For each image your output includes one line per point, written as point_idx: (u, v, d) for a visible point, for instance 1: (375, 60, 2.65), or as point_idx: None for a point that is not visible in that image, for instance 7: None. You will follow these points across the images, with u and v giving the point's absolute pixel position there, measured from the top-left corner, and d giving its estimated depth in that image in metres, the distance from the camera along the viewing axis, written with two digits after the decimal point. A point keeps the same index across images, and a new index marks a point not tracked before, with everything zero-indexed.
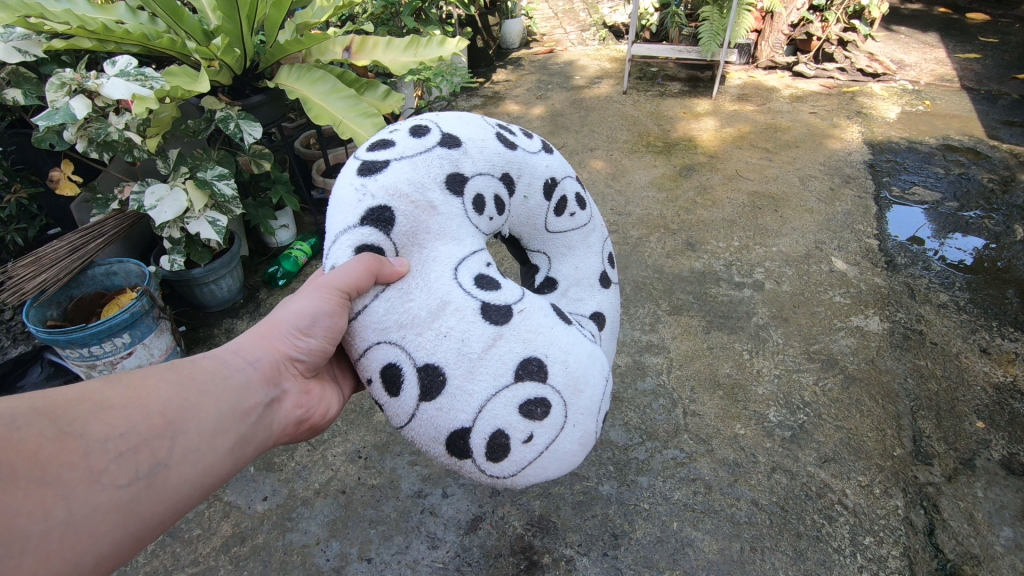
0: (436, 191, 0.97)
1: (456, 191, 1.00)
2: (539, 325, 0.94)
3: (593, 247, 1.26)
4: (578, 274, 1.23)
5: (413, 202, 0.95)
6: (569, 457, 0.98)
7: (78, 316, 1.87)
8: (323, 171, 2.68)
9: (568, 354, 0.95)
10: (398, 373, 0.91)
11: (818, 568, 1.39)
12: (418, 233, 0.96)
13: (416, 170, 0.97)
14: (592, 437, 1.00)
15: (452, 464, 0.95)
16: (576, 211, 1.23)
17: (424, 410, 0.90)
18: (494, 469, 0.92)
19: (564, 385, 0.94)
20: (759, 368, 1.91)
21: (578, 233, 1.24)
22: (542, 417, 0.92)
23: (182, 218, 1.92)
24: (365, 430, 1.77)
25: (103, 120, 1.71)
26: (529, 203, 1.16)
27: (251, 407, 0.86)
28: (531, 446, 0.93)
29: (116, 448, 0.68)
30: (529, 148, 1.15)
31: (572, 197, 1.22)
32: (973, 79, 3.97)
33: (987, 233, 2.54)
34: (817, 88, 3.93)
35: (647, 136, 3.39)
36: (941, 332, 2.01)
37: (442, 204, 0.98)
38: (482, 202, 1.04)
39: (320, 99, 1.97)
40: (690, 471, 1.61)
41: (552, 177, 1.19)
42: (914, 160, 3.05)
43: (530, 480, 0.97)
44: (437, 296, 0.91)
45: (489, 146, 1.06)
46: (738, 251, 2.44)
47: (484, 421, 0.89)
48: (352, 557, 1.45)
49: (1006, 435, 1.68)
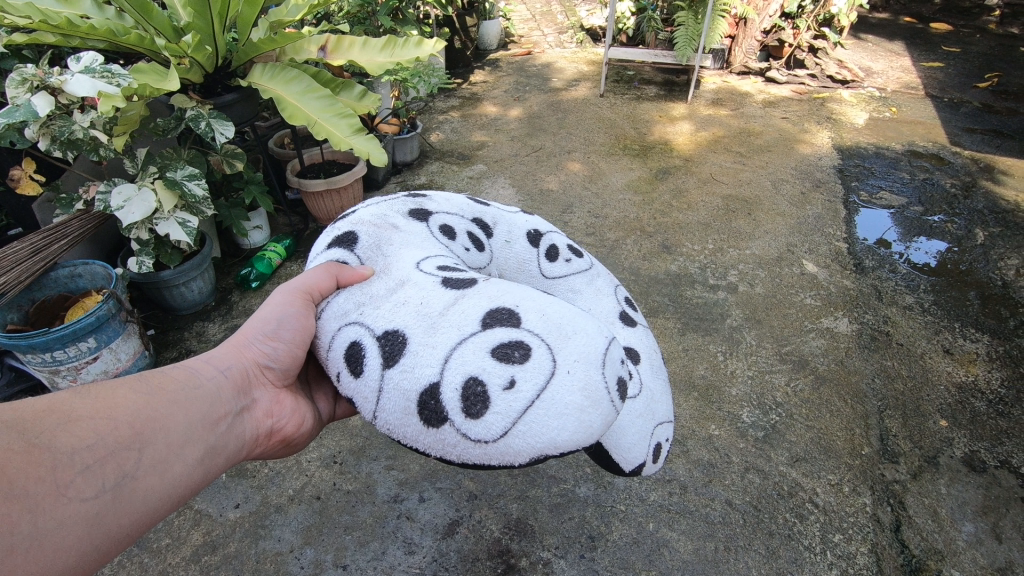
0: (399, 218, 1.09)
1: (420, 219, 1.10)
2: (507, 288, 0.91)
3: (603, 289, 1.25)
4: (595, 315, 1.21)
5: (374, 224, 1.06)
6: (575, 415, 0.80)
7: (41, 320, 1.81)
8: (297, 171, 2.61)
9: (544, 306, 0.89)
10: (360, 348, 0.89)
11: (790, 567, 1.41)
12: (380, 245, 1.02)
13: (380, 208, 1.11)
14: (603, 392, 0.83)
15: (434, 445, 0.84)
16: (571, 258, 1.26)
17: (390, 377, 0.85)
18: (476, 429, 0.80)
19: (545, 329, 0.85)
20: (732, 368, 1.94)
21: (581, 277, 1.24)
22: (523, 361, 0.82)
23: (151, 219, 1.87)
24: (340, 434, 1.75)
25: (67, 117, 1.65)
26: (514, 247, 1.22)
27: (220, 415, 0.85)
28: (516, 394, 0.80)
29: (83, 460, 0.66)
30: (504, 209, 1.28)
31: (567, 248, 1.28)
32: (936, 87, 4.09)
33: (950, 237, 2.62)
34: (788, 93, 4.01)
35: (623, 138, 3.42)
36: (906, 333, 2.07)
37: (404, 225, 1.07)
38: (451, 230, 1.12)
39: (294, 99, 1.94)
40: (666, 472, 1.63)
41: (535, 230, 1.26)
42: (881, 165, 3.14)
43: (530, 446, 0.80)
44: (396, 281, 0.95)
45: (455, 199, 1.21)
46: (712, 254, 2.47)
47: (452, 370, 0.82)
48: (326, 564, 1.43)
49: (968, 433, 1.74)
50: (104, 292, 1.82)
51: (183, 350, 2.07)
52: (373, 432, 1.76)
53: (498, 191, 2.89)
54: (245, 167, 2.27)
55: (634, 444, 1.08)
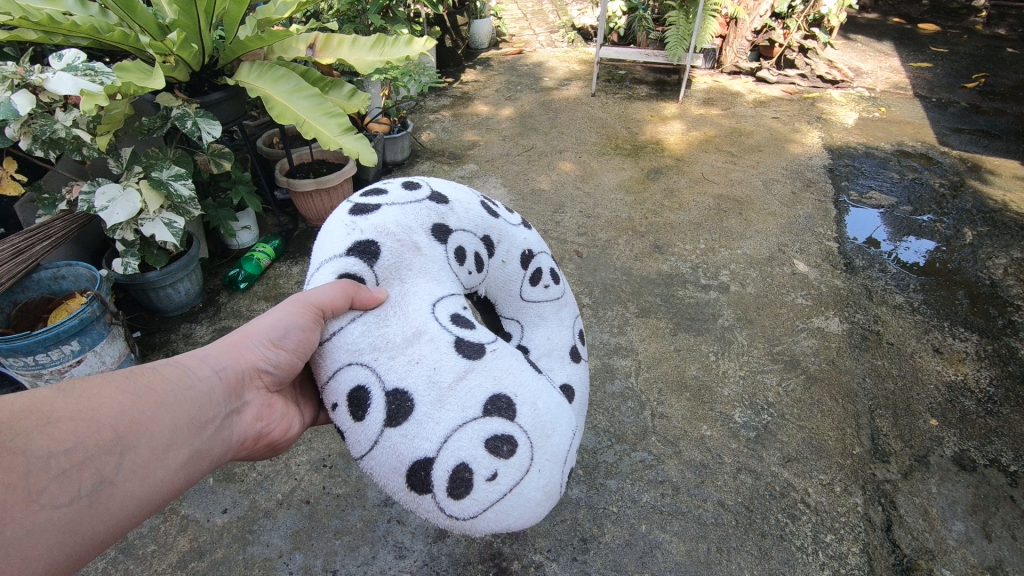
0: (422, 235, 1.01)
1: (441, 240, 1.04)
2: (511, 367, 0.92)
3: (565, 320, 1.28)
4: (550, 344, 1.23)
5: (399, 240, 0.99)
6: (531, 507, 0.91)
7: (23, 323, 1.77)
8: (286, 171, 2.59)
9: (537, 397, 0.92)
10: (365, 396, 0.87)
11: (782, 567, 1.41)
12: (401, 268, 0.97)
13: (405, 215, 1.02)
14: (556, 488, 0.94)
15: (409, 502, 0.87)
16: (550, 284, 1.26)
17: (388, 436, 0.85)
18: (454, 508, 0.85)
19: (532, 426, 0.90)
20: (725, 369, 1.94)
21: (552, 305, 1.26)
22: (508, 456, 0.87)
23: (136, 219, 1.84)
24: (330, 438, 1.73)
25: (49, 116, 1.62)
26: (506, 268, 1.19)
27: (209, 418, 0.83)
28: (494, 486, 0.86)
29: (58, 465, 0.64)
30: (510, 221, 1.21)
31: (546, 275, 1.26)
32: (925, 87, 4.12)
33: (939, 236, 2.63)
34: (780, 93, 4.02)
35: (614, 138, 3.42)
36: (896, 333, 2.08)
37: (427, 248, 1.01)
38: (463, 255, 1.07)
39: (282, 98, 1.91)
40: (658, 473, 1.62)
41: (529, 249, 1.23)
42: (871, 165, 3.15)
43: (489, 527, 0.89)
44: (410, 325, 0.91)
45: (474, 208, 1.12)
46: (704, 254, 2.47)
47: (448, 452, 0.84)
48: (316, 569, 1.41)
49: (958, 432, 1.74)
50: (88, 294, 1.79)
51: (170, 352, 2.04)
52: None
53: (489, 191, 2.88)
54: (232, 167, 2.24)
55: None
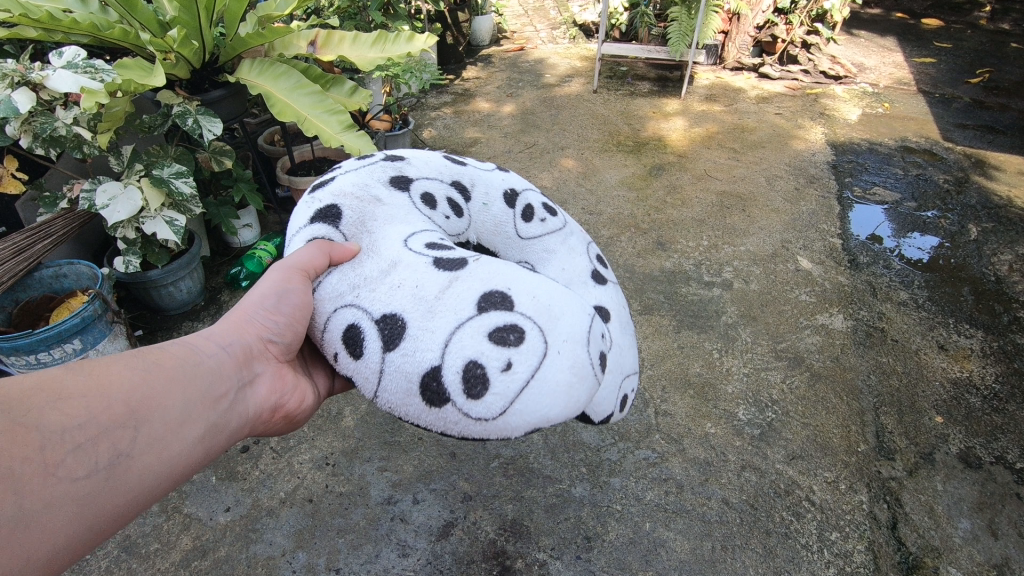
0: (381, 188, 1.07)
1: (401, 189, 1.09)
2: (497, 268, 0.92)
3: (576, 248, 1.23)
4: (568, 273, 1.17)
5: (358, 197, 1.04)
6: (565, 393, 0.86)
7: (24, 322, 1.77)
8: (287, 169, 2.58)
9: (534, 288, 0.91)
10: (358, 331, 0.91)
11: (787, 565, 1.40)
12: (365, 220, 1.01)
13: (360, 176, 1.08)
14: (588, 370, 0.88)
15: (435, 422, 0.88)
16: (546, 217, 1.23)
17: (390, 360, 0.88)
18: (477, 409, 0.84)
19: (537, 311, 0.88)
20: (728, 366, 1.93)
21: (555, 236, 1.22)
22: (517, 342, 0.85)
23: (137, 218, 1.83)
24: (333, 436, 1.73)
25: (49, 114, 1.61)
26: (490, 208, 1.19)
27: (222, 393, 0.83)
28: (512, 375, 0.84)
29: (73, 439, 0.63)
30: (481, 167, 1.24)
31: (540, 210, 1.24)
32: (928, 83, 4.10)
33: (943, 233, 2.62)
34: (782, 89, 4.00)
35: (617, 135, 3.40)
36: (901, 329, 2.07)
37: (387, 198, 1.06)
38: (431, 199, 1.11)
39: (283, 95, 1.90)
40: (662, 472, 1.61)
41: (509, 187, 1.24)
42: (875, 161, 3.14)
43: (524, 423, 0.85)
44: (386, 260, 0.95)
45: (433, 161, 1.17)
46: (707, 251, 2.46)
47: (453, 353, 0.85)
48: (319, 568, 1.41)
49: (963, 429, 1.73)
50: (90, 292, 1.78)
51: None
52: (366, 434, 1.74)
53: None
54: (233, 165, 2.23)
55: (603, 398, 1.01)
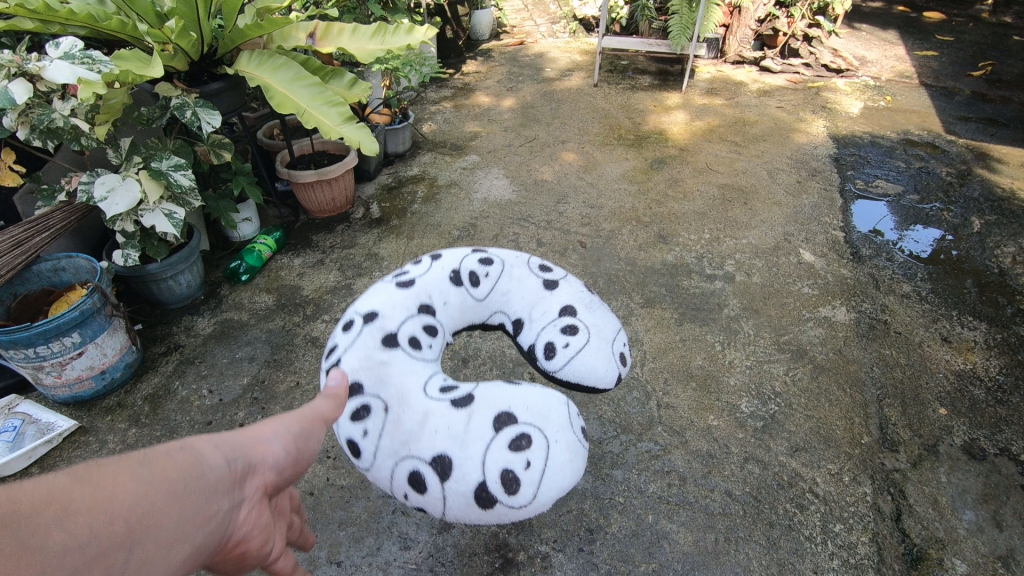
0: (381, 352, 1.18)
1: (394, 344, 1.20)
2: (495, 392, 1.12)
3: (520, 271, 1.44)
4: (528, 298, 1.42)
5: (369, 367, 1.15)
6: (568, 465, 1.07)
7: (23, 316, 1.76)
8: (287, 163, 2.57)
9: (523, 399, 1.12)
10: (416, 476, 1.05)
11: (790, 557, 1.39)
12: (383, 379, 1.14)
13: (359, 348, 1.19)
14: (578, 443, 1.11)
15: (494, 518, 1.05)
16: (487, 269, 1.41)
17: (449, 489, 1.03)
18: (520, 502, 1.02)
19: (532, 416, 1.09)
20: (730, 358, 1.92)
21: (502, 279, 1.43)
22: (529, 444, 1.05)
23: (136, 211, 1.82)
24: (333, 429, 1.72)
25: (46, 105, 1.60)
26: (450, 302, 1.36)
27: (210, 516, 0.65)
28: (532, 470, 1.03)
29: (71, 564, 0.51)
30: (423, 271, 1.37)
31: (479, 267, 1.41)
32: (931, 76, 4.08)
33: (946, 225, 2.61)
34: (784, 83, 3.99)
35: (618, 128, 3.39)
36: (904, 321, 2.06)
37: (391, 358, 1.18)
38: (416, 339, 1.24)
39: (283, 87, 1.89)
40: (664, 464, 1.61)
41: (451, 270, 1.38)
42: (877, 154, 3.12)
43: (551, 498, 1.06)
44: (417, 409, 1.10)
45: (394, 300, 1.29)
46: (709, 244, 2.45)
47: (490, 467, 1.03)
48: (320, 561, 1.40)
49: (967, 421, 1.73)
50: (89, 286, 1.77)
51: (171, 344, 2.02)
52: None
53: (491, 182, 2.86)
54: (232, 158, 2.22)
55: (603, 367, 1.33)
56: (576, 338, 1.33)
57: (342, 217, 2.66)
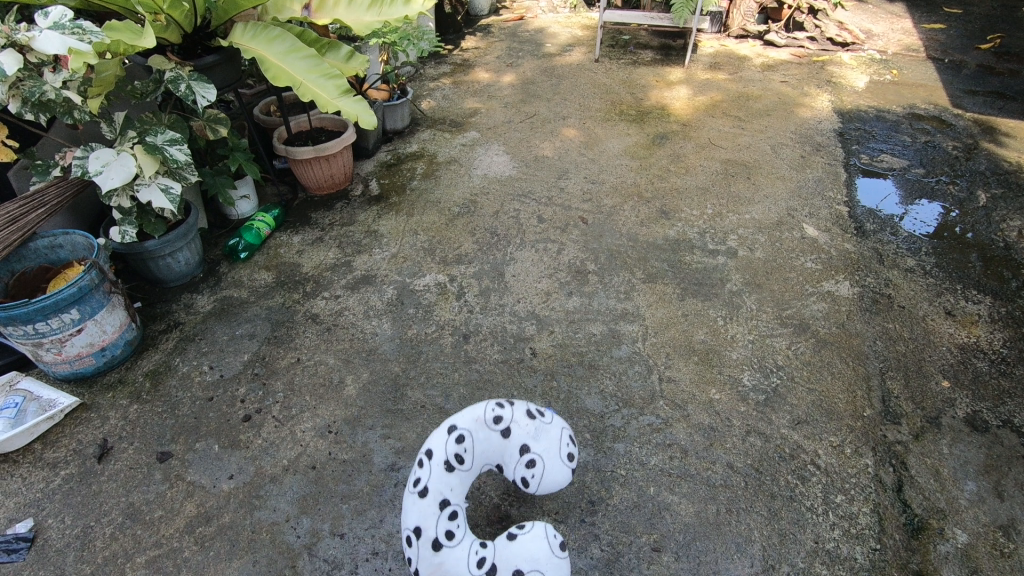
0: (432, 556, 1.18)
1: (437, 546, 1.18)
2: (511, 552, 1.20)
3: (482, 432, 1.30)
4: (498, 450, 1.32)
5: (431, 573, 1.17)
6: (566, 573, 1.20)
7: (22, 293, 1.76)
8: (284, 139, 2.53)
9: (527, 546, 1.20)
10: None
11: (792, 528, 1.40)
12: (440, 573, 1.17)
13: (420, 567, 1.18)
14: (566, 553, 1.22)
15: None
16: (462, 448, 1.27)
17: None
18: None
19: (534, 557, 1.18)
20: (732, 333, 1.91)
21: (479, 444, 1.30)
22: None
23: (132, 185, 1.80)
24: (335, 404, 1.71)
25: (37, 77, 1.56)
26: (455, 485, 1.26)
27: None
28: None
29: None
30: (420, 477, 1.24)
31: (450, 451, 1.26)
32: (938, 49, 4.01)
33: (951, 199, 2.58)
34: (788, 57, 3.92)
35: (619, 104, 3.34)
36: (908, 296, 2.04)
37: (440, 556, 1.18)
38: (447, 532, 1.20)
39: (278, 59, 1.85)
40: (666, 437, 1.60)
41: (441, 465, 1.24)
42: (882, 128, 3.08)
43: None
44: None
45: (417, 516, 1.21)
46: (711, 219, 2.42)
47: None
48: (324, 534, 1.41)
49: (970, 393, 1.72)
50: (86, 263, 1.76)
51: (171, 321, 2.01)
52: (368, 401, 1.72)
53: (491, 158, 2.83)
54: (228, 133, 2.19)
55: (559, 477, 1.31)
56: (539, 468, 1.30)
57: (341, 194, 2.64)
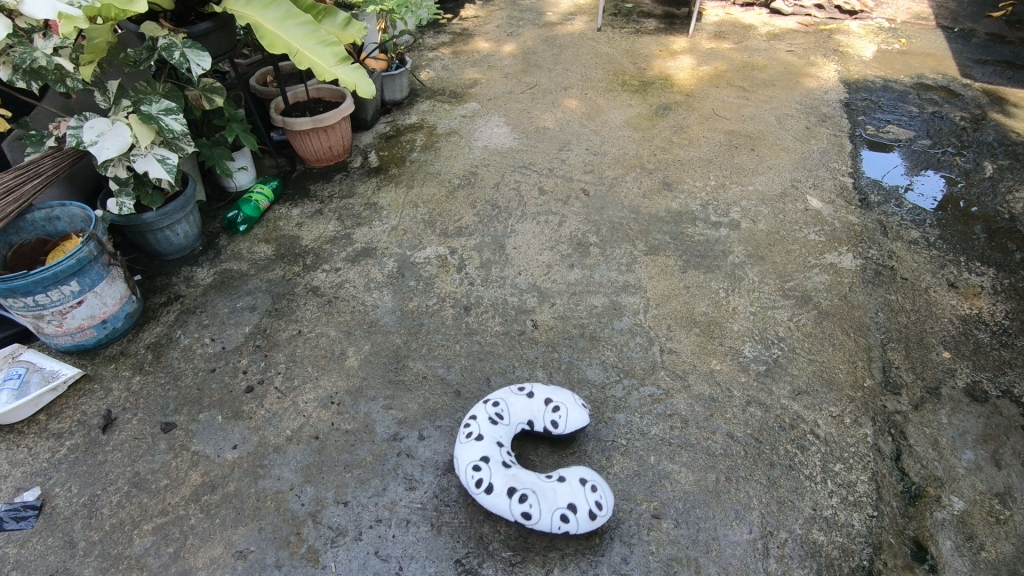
0: (501, 472, 1.33)
1: (503, 466, 1.35)
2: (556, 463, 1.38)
3: (509, 400, 1.49)
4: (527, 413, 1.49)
5: (506, 482, 1.32)
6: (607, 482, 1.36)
7: (20, 265, 1.75)
8: (281, 110, 2.47)
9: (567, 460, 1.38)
10: (563, 523, 1.27)
11: (790, 495, 1.41)
12: (512, 480, 1.32)
13: (495, 479, 1.32)
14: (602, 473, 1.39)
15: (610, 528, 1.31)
16: (497, 407, 1.46)
17: (584, 519, 1.27)
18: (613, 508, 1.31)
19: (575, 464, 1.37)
20: (734, 305, 1.91)
21: (512, 407, 1.48)
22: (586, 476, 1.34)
23: (128, 156, 1.78)
24: (336, 376, 1.72)
25: (28, 43, 1.53)
26: (501, 432, 1.43)
27: None
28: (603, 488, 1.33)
29: None
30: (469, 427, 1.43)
31: (490, 411, 1.45)
32: (948, 17, 3.92)
33: (957, 171, 2.55)
34: (795, 25, 3.83)
35: (622, 74, 3.27)
36: (911, 268, 2.03)
37: (508, 471, 1.34)
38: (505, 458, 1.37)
39: (274, 25, 1.79)
40: (666, 407, 1.61)
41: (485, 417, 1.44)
42: (889, 99, 3.03)
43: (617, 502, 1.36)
44: (543, 491, 1.30)
45: (476, 449, 1.37)
46: (714, 190, 2.40)
47: (591, 496, 1.29)
48: (327, 502, 1.43)
49: (970, 364, 1.72)
50: (84, 235, 1.74)
51: (171, 294, 2.01)
52: (370, 373, 1.73)
53: (491, 130, 2.79)
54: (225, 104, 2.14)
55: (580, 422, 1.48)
56: (563, 416, 1.46)
57: (340, 167, 2.60)
